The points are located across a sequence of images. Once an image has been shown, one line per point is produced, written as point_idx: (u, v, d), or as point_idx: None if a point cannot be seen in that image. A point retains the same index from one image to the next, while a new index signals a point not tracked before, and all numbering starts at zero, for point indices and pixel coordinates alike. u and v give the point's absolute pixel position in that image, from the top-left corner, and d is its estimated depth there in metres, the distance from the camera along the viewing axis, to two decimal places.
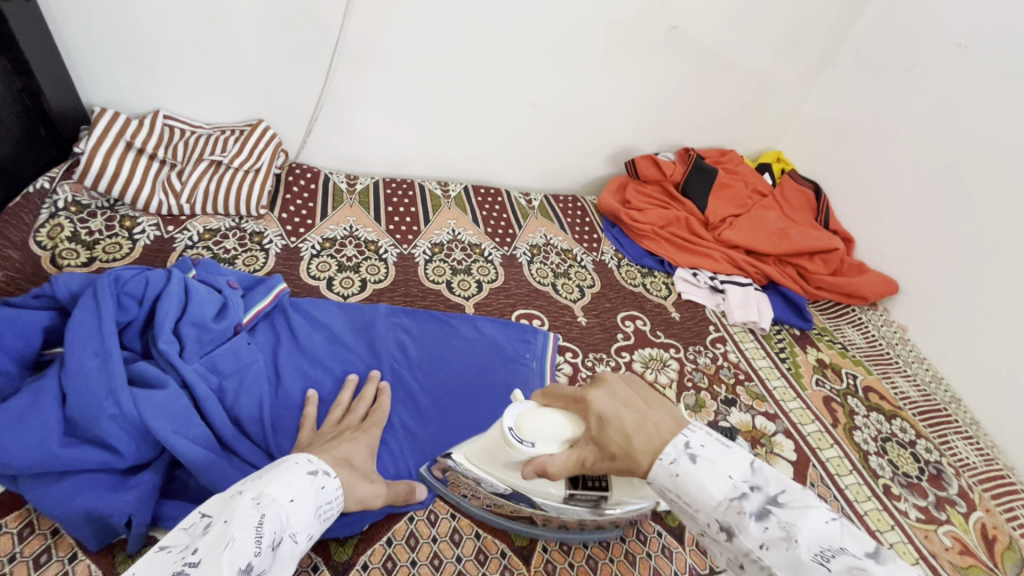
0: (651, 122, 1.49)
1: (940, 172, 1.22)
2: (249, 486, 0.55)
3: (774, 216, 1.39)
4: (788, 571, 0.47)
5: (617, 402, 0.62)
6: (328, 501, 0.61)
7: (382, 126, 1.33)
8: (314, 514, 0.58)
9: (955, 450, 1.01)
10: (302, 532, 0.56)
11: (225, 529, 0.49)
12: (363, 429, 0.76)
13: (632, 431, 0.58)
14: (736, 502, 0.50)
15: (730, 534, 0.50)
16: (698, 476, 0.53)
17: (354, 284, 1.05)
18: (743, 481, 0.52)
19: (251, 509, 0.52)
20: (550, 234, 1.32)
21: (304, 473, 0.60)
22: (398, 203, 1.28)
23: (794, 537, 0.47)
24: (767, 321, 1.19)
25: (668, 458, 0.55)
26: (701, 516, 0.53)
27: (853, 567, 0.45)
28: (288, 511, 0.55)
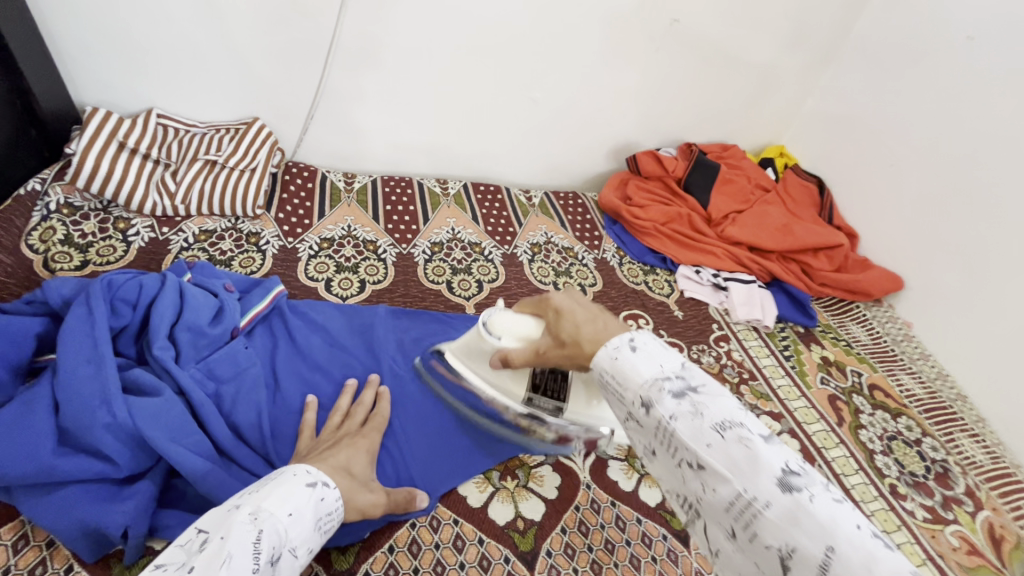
0: (652, 117, 1.47)
1: (946, 167, 1.20)
2: (246, 501, 0.54)
3: (778, 212, 1.37)
4: (689, 440, 0.47)
5: (576, 301, 0.65)
6: (328, 513, 0.61)
7: (380, 124, 1.31)
8: (314, 527, 0.58)
9: (961, 448, 1.00)
10: (301, 546, 0.56)
11: (223, 545, 0.47)
12: (361, 435, 0.75)
13: (582, 322, 0.61)
14: (660, 381, 0.51)
15: (648, 407, 0.50)
16: (633, 360, 0.53)
17: (353, 284, 1.04)
18: (671, 370, 0.52)
19: (248, 525, 0.51)
20: (551, 232, 1.31)
21: (303, 486, 0.59)
22: (397, 202, 1.27)
23: (701, 412, 0.48)
24: (770, 319, 1.18)
25: (613, 345, 0.56)
26: (627, 394, 0.53)
27: (743, 437, 0.45)
28: (286, 526, 0.54)
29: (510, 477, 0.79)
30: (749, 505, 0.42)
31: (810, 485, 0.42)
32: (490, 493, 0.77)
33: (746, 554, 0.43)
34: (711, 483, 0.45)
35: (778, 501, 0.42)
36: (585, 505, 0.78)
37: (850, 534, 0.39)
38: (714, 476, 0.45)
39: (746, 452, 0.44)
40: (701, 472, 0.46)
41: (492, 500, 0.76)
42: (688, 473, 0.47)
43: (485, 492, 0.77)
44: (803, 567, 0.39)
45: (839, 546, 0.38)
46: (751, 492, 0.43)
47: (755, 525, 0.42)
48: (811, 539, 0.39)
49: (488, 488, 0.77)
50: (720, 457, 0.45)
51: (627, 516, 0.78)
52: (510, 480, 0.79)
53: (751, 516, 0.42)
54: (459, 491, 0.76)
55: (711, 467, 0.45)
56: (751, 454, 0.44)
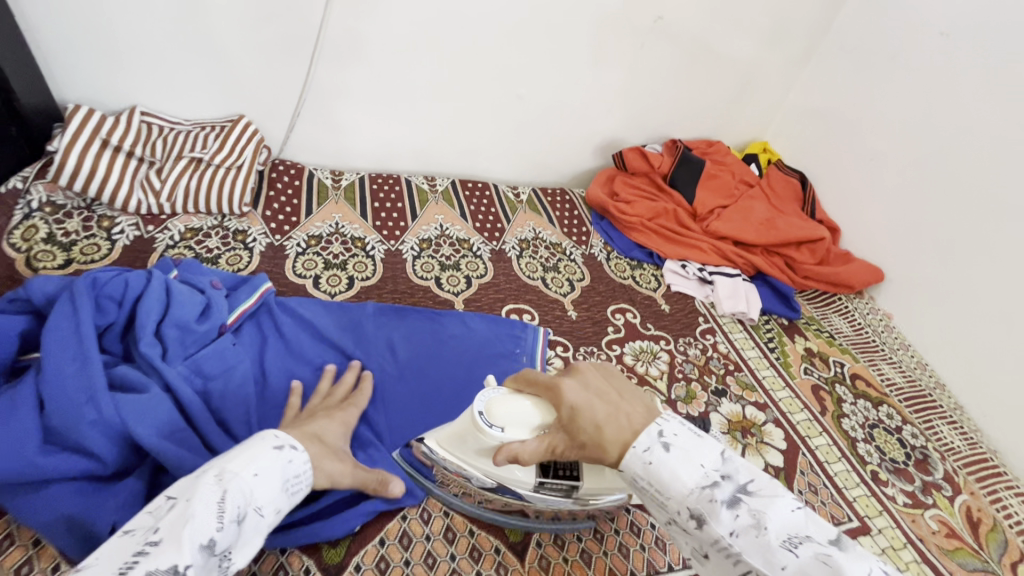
0: (638, 112, 1.49)
1: (924, 161, 1.23)
2: (212, 464, 0.56)
3: (761, 206, 1.39)
4: (756, 554, 0.51)
5: (588, 389, 0.63)
6: (297, 475, 0.61)
7: (367, 121, 1.31)
8: (281, 488, 0.59)
9: (939, 434, 1.03)
10: (268, 506, 0.57)
11: (187, 507, 0.50)
12: (338, 410, 0.77)
13: (603, 420, 0.60)
14: (710, 492, 0.53)
15: (700, 521, 0.53)
16: (672, 465, 0.55)
17: (341, 281, 1.04)
18: (714, 470, 0.55)
19: (212, 486, 0.53)
20: (538, 228, 1.32)
21: (270, 448, 0.60)
22: (385, 199, 1.27)
23: (762, 524, 0.51)
24: (755, 312, 1.20)
25: (643, 448, 0.57)
26: (672, 504, 0.55)
27: (818, 552, 0.49)
28: (251, 486, 0.55)
29: None
30: None
31: None
32: None
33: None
34: None
35: None
36: None
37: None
38: None
39: (825, 568, 0.48)
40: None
41: None
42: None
43: None
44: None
45: None
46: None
47: None
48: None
49: None
50: (797, 575, 0.49)
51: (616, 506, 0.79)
52: None
53: None
54: None
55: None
56: (829, 571, 0.48)
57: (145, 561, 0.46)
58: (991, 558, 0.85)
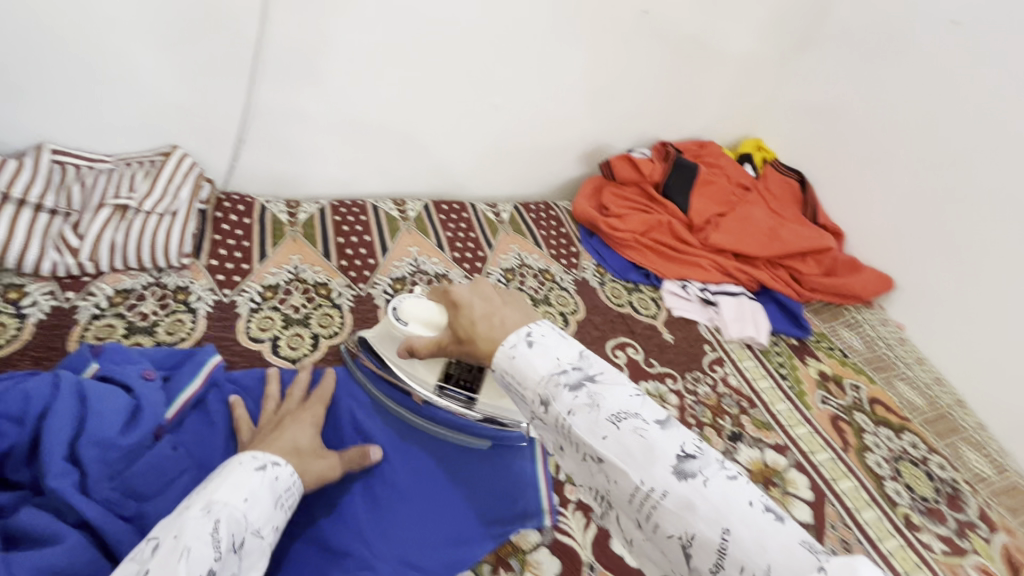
0: (624, 114, 1.36)
1: (932, 160, 1.15)
2: (195, 498, 0.52)
3: (760, 213, 1.29)
4: (587, 433, 0.48)
5: (475, 290, 0.62)
6: (285, 489, 0.60)
7: (325, 143, 1.16)
8: (274, 505, 0.57)
9: (967, 462, 0.96)
10: (265, 526, 0.55)
11: (178, 541, 0.47)
12: (302, 412, 0.73)
13: (478, 319, 0.58)
14: (556, 377, 0.50)
15: (547, 405, 0.50)
16: (531, 358, 0.52)
17: (304, 342, 0.90)
18: (567, 361, 0.52)
19: (202, 518, 0.50)
20: (523, 252, 1.20)
21: (253, 470, 0.57)
22: (349, 231, 1.13)
23: (597, 403, 0.48)
24: (764, 336, 1.10)
25: (509, 343, 0.54)
26: (528, 393, 0.52)
27: (637, 427, 0.46)
28: (244, 511, 0.53)
29: (503, 570, 0.68)
30: (648, 496, 0.44)
31: (703, 467, 0.44)
32: None
33: (654, 542, 0.45)
34: (614, 476, 0.46)
35: (676, 489, 0.43)
36: None
37: (741, 511, 0.41)
38: (614, 468, 0.46)
39: (641, 442, 0.45)
40: (602, 465, 0.47)
41: None
42: (593, 467, 0.48)
43: None
44: (702, 551, 0.41)
45: (733, 526, 0.41)
46: (648, 483, 0.44)
47: (656, 516, 0.44)
48: (706, 525, 0.41)
49: None
50: (618, 450, 0.46)
51: None
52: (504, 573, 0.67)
53: (651, 506, 0.44)
54: None
55: (611, 461, 0.46)
56: (645, 445, 0.45)
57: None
58: None
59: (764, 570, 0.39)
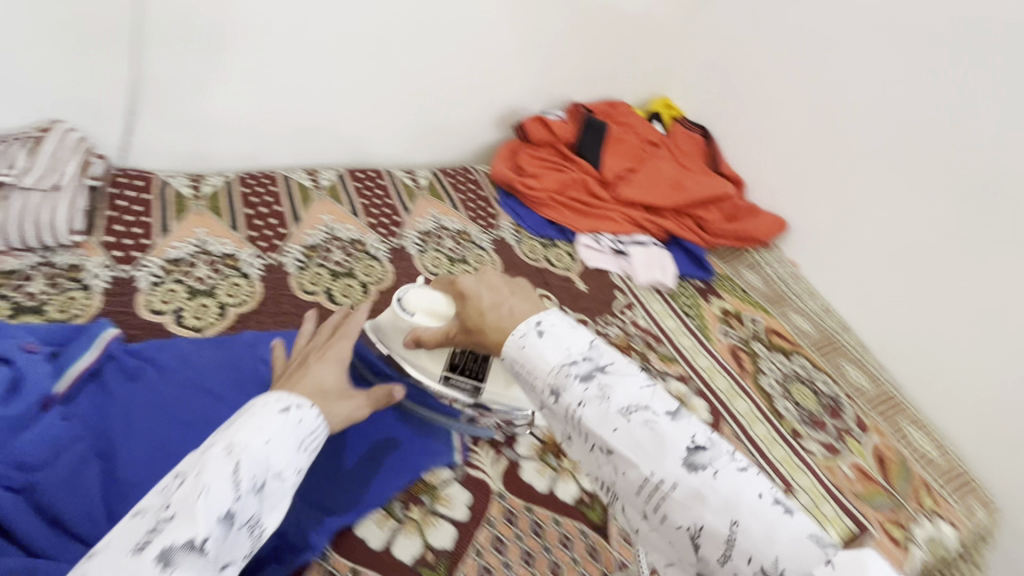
0: (535, 76, 1.40)
1: (811, 106, 1.25)
2: (219, 435, 0.47)
3: (667, 166, 1.35)
4: (598, 426, 0.47)
5: (482, 282, 0.62)
6: (311, 431, 0.52)
7: (228, 113, 1.15)
8: (298, 448, 0.50)
9: (848, 377, 1.07)
10: (289, 469, 0.48)
11: (197, 481, 0.42)
12: (328, 348, 0.64)
13: (487, 309, 0.58)
14: (566, 367, 0.49)
15: (557, 395, 0.49)
16: (541, 348, 0.51)
17: (211, 312, 0.89)
18: (578, 351, 0.50)
19: (222, 458, 0.44)
20: (441, 215, 1.21)
21: (277, 410, 0.50)
22: (259, 203, 1.11)
23: (607, 395, 0.47)
24: (671, 279, 1.18)
25: (519, 333, 0.52)
26: (537, 384, 0.51)
27: (648, 420, 0.46)
28: (266, 453, 0.47)
29: (414, 505, 0.71)
30: (657, 487, 0.44)
31: (714, 459, 0.44)
32: (393, 529, 0.68)
33: (660, 531, 0.46)
34: (622, 468, 0.46)
35: (685, 481, 0.44)
36: (499, 518, 0.72)
37: (752, 505, 0.42)
38: (623, 460, 0.46)
39: (652, 435, 0.45)
40: (612, 457, 0.47)
41: (396, 537, 0.68)
42: (601, 458, 0.48)
43: (387, 529, 0.68)
44: (710, 542, 0.42)
45: (743, 518, 0.41)
46: (658, 475, 0.44)
47: (665, 506, 0.44)
48: (716, 516, 0.42)
49: (390, 523, 0.69)
50: (628, 443, 0.46)
51: (545, 519, 0.73)
52: (415, 508, 0.71)
53: (660, 497, 0.44)
54: (358, 534, 0.67)
55: (620, 453, 0.46)
56: (656, 437, 0.45)
57: (163, 534, 0.40)
58: (901, 493, 0.89)
59: (773, 561, 0.40)
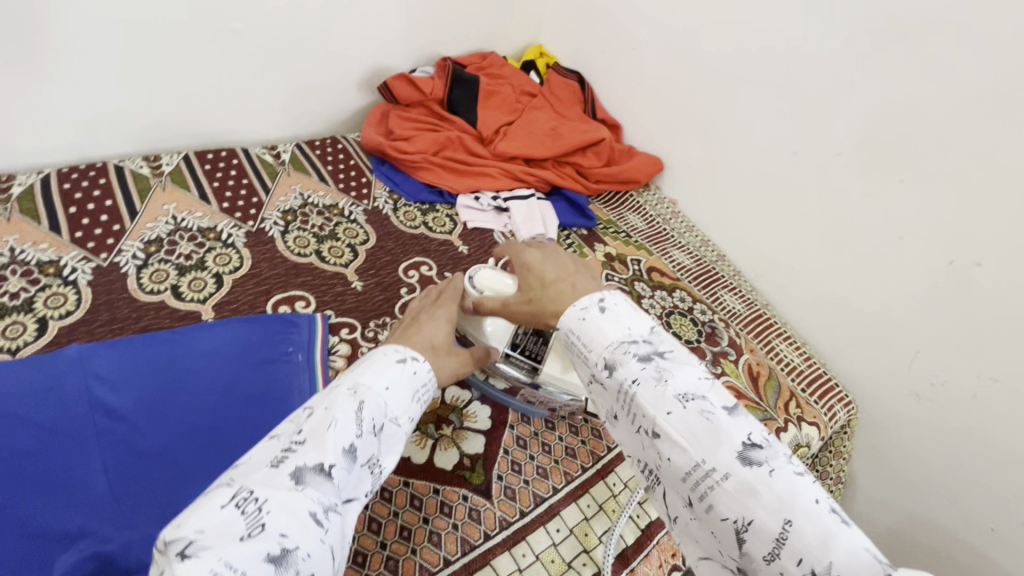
0: (393, 28, 1.29)
1: (673, 41, 1.23)
2: (345, 378, 0.59)
3: (544, 116, 1.32)
4: (652, 406, 0.50)
5: (547, 256, 0.68)
6: (422, 385, 0.64)
7: (20, 98, 0.97)
8: (411, 399, 0.62)
9: (725, 304, 1.12)
10: (402, 416, 0.60)
11: (327, 414, 0.53)
12: (437, 308, 0.76)
13: (550, 283, 0.64)
14: (626, 345, 0.53)
15: (612, 370, 0.53)
16: (602, 322, 0.56)
17: (26, 329, 0.79)
18: (639, 332, 0.54)
19: (349, 398, 0.56)
20: (306, 191, 1.13)
21: (395, 361, 0.62)
22: (83, 197, 0.98)
23: (664, 378, 0.50)
24: (554, 231, 1.16)
25: (581, 307, 0.58)
26: (592, 356, 0.55)
27: (705, 409, 0.48)
28: (386, 398, 0.58)
29: None
30: (707, 476, 0.46)
31: (770, 459, 0.45)
32: None
33: (703, 521, 0.48)
34: (670, 453, 0.49)
35: (738, 474, 0.45)
36: (374, 499, 0.69)
37: (808, 508, 0.42)
38: (672, 445, 0.48)
39: (708, 425, 0.47)
40: (660, 440, 0.49)
41: None
42: (647, 441, 0.51)
43: None
44: (757, 538, 0.43)
45: (796, 519, 0.42)
46: (709, 464, 0.46)
47: (712, 496, 0.46)
48: (768, 514, 0.43)
49: None
50: (680, 427, 0.48)
51: (423, 491, 0.71)
52: None
53: (708, 486, 0.46)
54: None
55: (670, 436, 0.48)
56: (711, 426, 0.47)
57: (296, 455, 0.50)
58: (770, 406, 0.95)
59: (825, 565, 0.41)
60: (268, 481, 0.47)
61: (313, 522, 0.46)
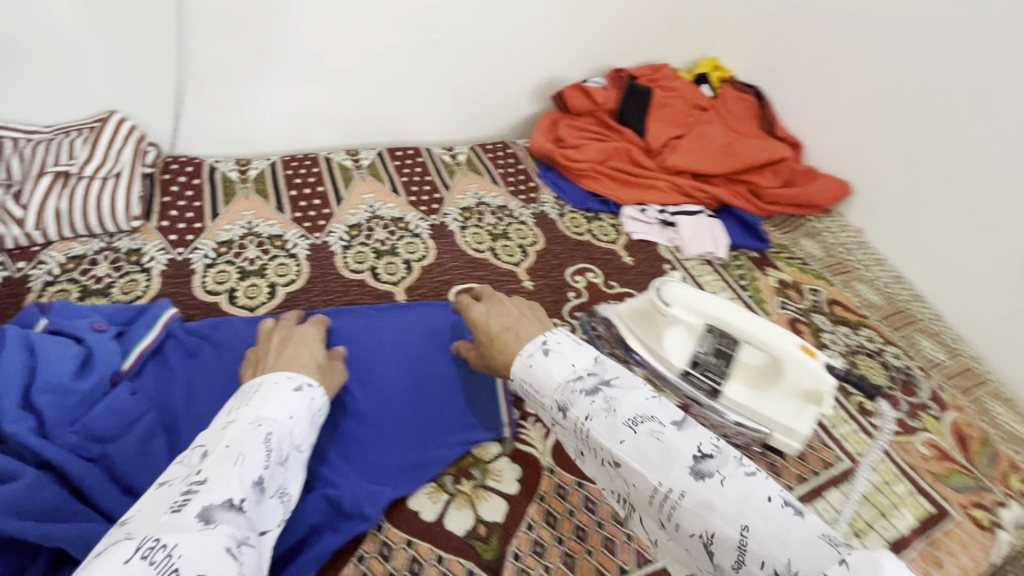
0: (572, 41, 1.33)
1: (877, 57, 1.12)
2: (242, 413, 0.56)
3: (717, 131, 1.28)
4: (605, 437, 0.50)
5: (491, 308, 0.71)
6: (318, 409, 0.64)
7: (264, 97, 1.15)
8: (310, 425, 0.61)
9: (922, 350, 0.99)
10: (303, 442, 0.60)
11: (232, 450, 0.50)
12: (291, 339, 0.73)
13: (498, 332, 0.66)
14: (572, 383, 0.54)
15: (566, 410, 0.54)
16: (548, 365, 0.57)
17: (261, 292, 0.92)
18: (583, 368, 0.56)
19: (255, 430, 0.53)
20: (481, 191, 1.19)
21: (291, 391, 0.61)
22: (302, 183, 1.12)
23: (613, 408, 0.51)
24: (723, 250, 1.12)
25: (526, 353, 0.60)
26: (546, 400, 0.56)
27: (654, 430, 0.48)
28: (291, 427, 0.58)
29: (465, 479, 0.71)
30: (666, 497, 0.45)
31: (720, 467, 0.45)
32: (445, 501, 0.69)
33: (677, 540, 0.47)
34: (632, 479, 0.48)
35: (693, 489, 0.44)
36: (550, 494, 0.71)
37: (760, 508, 0.42)
38: (631, 472, 0.48)
39: (658, 445, 0.47)
40: (621, 468, 0.49)
41: (448, 510, 0.68)
42: (612, 470, 0.50)
43: (439, 502, 0.69)
44: (723, 549, 0.42)
45: (753, 523, 0.41)
46: (666, 484, 0.46)
47: (676, 515, 0.45)
48: (726, 523, 0.42)
49: (442, 496, 0.69)
50: (634, 452, 0.48)
51: (596, 495, 0.71)
52: (466, 482, 0.71)
53: (671, 506, 0.45)
54: (411, 505, 0.68)
55: (628, 465, 0.48)
56: (662, 446, 0.47)
57: (198, 496, 0.45)
58: (983, 474, 0.82)
59: (785, 564, 0.39)
60: (173, 525, 0.42)
61: (229, 557, 0.42)
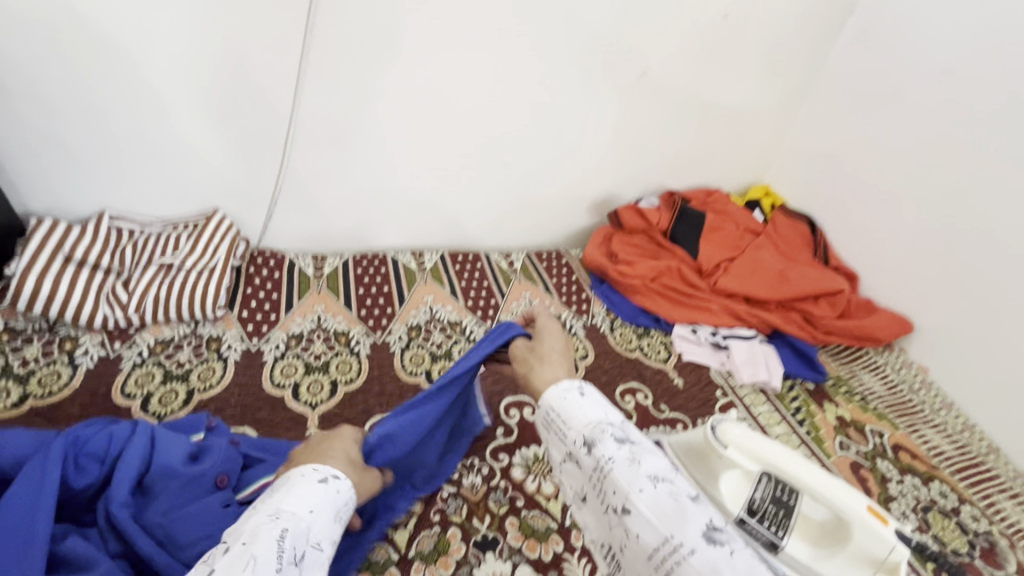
0: (630, 166, 1.43)
1: (935, 205, 1.14)
2: (262, 505, 0.50)
3: (771, 257, 1.30)
4: (624, 482, 0.47)
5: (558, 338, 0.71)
6: (344, 502, 0.57)
7: (345, 202, 1.26)
8: (333, 520, 0.54)
9: (1003, 513, 0.92)
10: (325, 541, 0.51)
11: (245, 551, 0.43)
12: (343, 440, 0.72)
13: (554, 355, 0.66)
14: (605, 424, 0.52)
15: (590, 448, 0.51)
16: (581, 406, 0.54)
17: (323, 388, 0.97)
18: (613, 418, 0.53)
19: (271, 524, 0.47)
20: (535, 299, 1.24)
21: (316, 482, 0.55)
22: (370, 282, 1.20)
23: (637, 459, 0.49)
24: (777, 380, 1.10)
25: (563, 387, 0.57)
26: (571, 434, 0.53)
27: (673, 491, 0.46)
28: (309, 522, 0.50)
29: None
30: (674, 551, 0.42)
31: (731, 540, 0.43)
32: None
33: None
34: (637, 530, 0.45)
35: (703, 551, 0.42)
36: None
37: None
38: (641, 522, 0.45)
39: (676, 505, 0.45)
40: (626, 517, 0.46)
41: None
42: (615, 518, 0.48)
43: None
44: None
45: None
46: (677, 537, 0.43)
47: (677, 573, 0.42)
48: None
49: None
50: (650, 505, 0.45)
51: None
52: None
53: (674, 563, 0.42)
54: None
55: (640, 513, 0.45)
56: (678, 508, 0.45)
57: None
58: None
59: None
60: None
61: None
